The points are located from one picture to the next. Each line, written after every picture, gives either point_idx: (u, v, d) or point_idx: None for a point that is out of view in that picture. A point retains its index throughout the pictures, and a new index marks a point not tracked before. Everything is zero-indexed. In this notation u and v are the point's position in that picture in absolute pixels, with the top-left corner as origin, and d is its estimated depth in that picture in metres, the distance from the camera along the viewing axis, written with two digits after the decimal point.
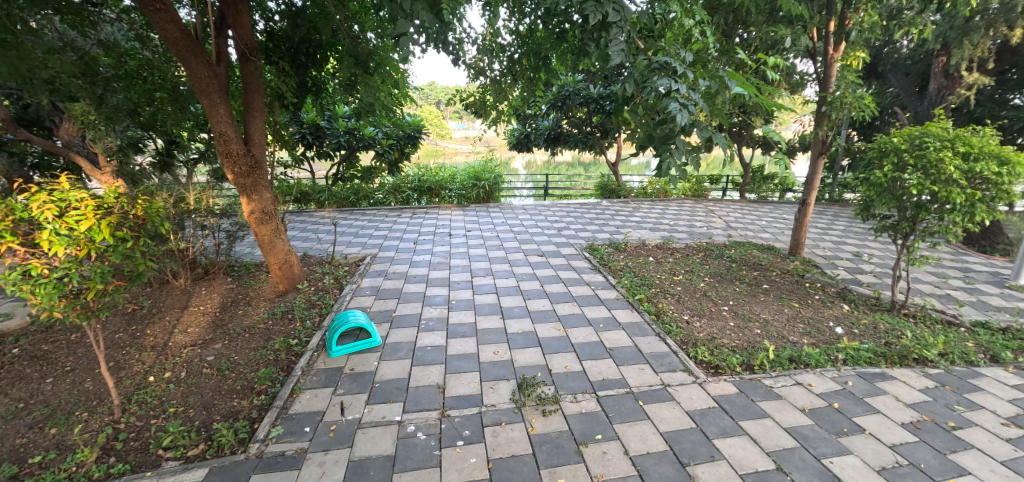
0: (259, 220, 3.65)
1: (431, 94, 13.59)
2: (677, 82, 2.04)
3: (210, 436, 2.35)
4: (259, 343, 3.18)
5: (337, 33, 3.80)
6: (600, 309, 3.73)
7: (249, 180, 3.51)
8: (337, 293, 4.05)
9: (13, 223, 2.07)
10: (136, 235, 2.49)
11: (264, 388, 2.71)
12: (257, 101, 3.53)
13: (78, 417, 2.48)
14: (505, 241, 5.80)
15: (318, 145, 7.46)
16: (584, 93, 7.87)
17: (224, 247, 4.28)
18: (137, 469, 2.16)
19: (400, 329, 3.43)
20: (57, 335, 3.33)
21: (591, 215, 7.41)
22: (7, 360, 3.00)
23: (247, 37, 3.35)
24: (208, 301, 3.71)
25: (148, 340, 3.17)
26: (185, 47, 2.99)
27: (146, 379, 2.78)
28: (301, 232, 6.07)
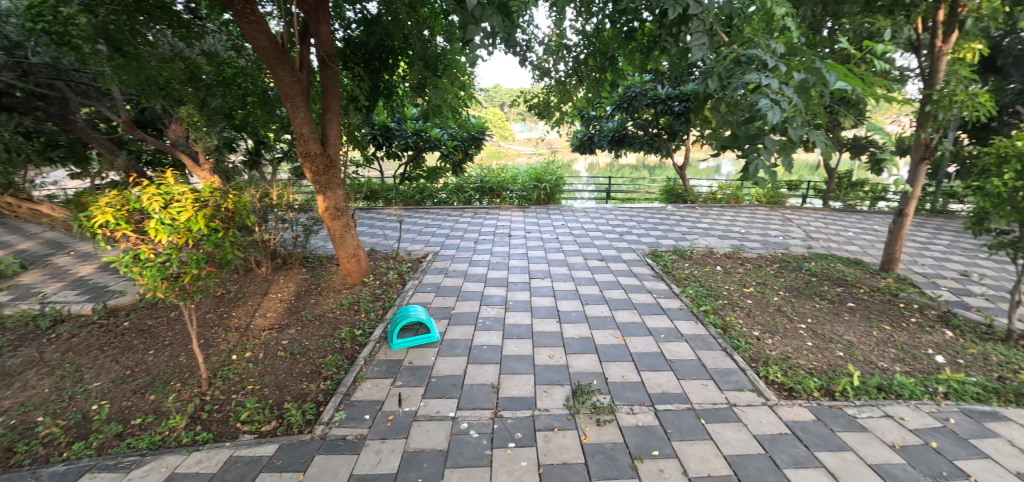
0: (332, 215, 3.88)
1: (496, 97, 13.81)
2: (768, 76, 1.92)
3: (281, 414, 2.53)
4: (328, 331, 3.38)
5: (408, 38, 3.96)
6: (661, 319, 3.57)
7: (325, 178, 3.74)
8: (399, 288, 4.21)
9: (127, 212, 2.36)
10: (226, 226, 2.76)
11: (330, 373, 2.88)
12: (335, 103, 3.76)
13: (173, 386, 2.77)
14: (564, 243, 5.74)
15: (388, 146, 7.84)
16: (651, 94, 7.62)
17: (301, 240, 4.58)
18: (219, 438, 2.37)
19: (457, 326, 3.51)
20: (160, 312, 3.75)
21: (654, 220, 7.15)
22: (120, 332, 3.43)
23: (327, 45, 3.58)
24: (285, 289, 4.01)
25: (234, 322, 3.48)
26: (273, 55, 3.26)
27: (230, 357, 3.05)
28: (370, 228, 6.39)
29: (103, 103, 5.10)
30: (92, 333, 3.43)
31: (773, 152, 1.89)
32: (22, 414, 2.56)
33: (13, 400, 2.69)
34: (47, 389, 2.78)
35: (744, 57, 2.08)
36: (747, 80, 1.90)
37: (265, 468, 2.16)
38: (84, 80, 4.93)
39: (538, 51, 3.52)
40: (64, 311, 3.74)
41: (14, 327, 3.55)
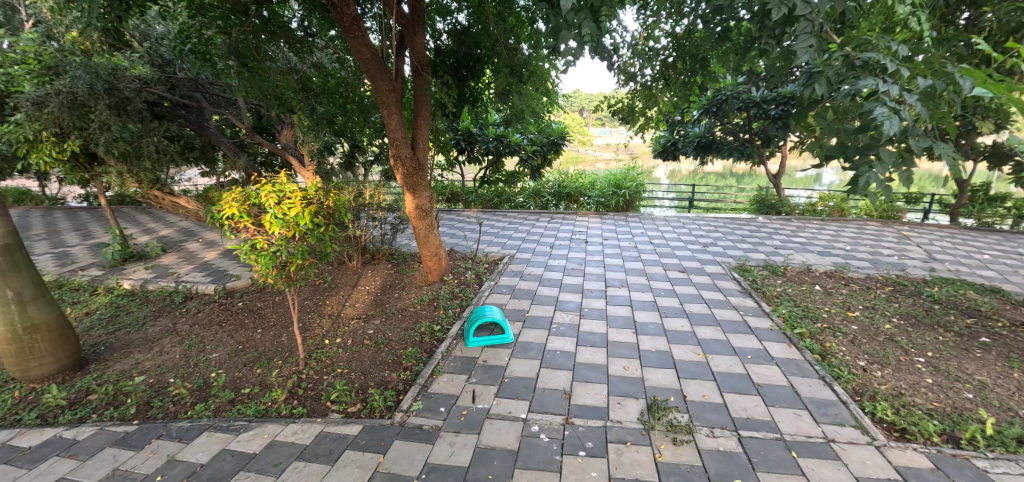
0: (418, 215, 4.10)
1: (575, 102, 13.75)
2: (887, 82, 1.75)
3: (365, 398, 2.73)
4: (409, 324, 3.59)
5: (495, 46, 4.09)
6: (749, 338, 3.33)
7: (413, 180, 3.97)
8: (476, 288, 4.35)
9: (249, 207, 2.69)
10: (327, 222, 3.04)
11: (410, 364, 3.05)
12: (425, 110, 3.98)
13: (276, 363, 3.10)
14: (642, 252, 5.56)
15: (470, 150, 8.14)
16: (743, 97, 7.11)
17: (388, 237, 4.89)
18: (311, 414, 2.61)
19: (531, 329, 3.54)
20: (267, 295, 4.21)
21: (743, 231, 6.68)
22: (236, 311, 3.91)
23: (421, 55, 3.80)
24: (372, 283, 4.31)
25: (327, 309, 3.82)
26: (373, 66, 3.54)
27: (323, 341, 3.34)
28: (450, 229, 6.68)
29: (231, 111, 5.84)
30: (214, 310, 3.94)
31: (888, 165, 1.71)
32: (158, 375, 3.01)
33: (152, 363, 3.17)
34: (178, 355, 3.24)
35: (859, 60, 1.91)
36: (858, 88, 1.75)
37: (350, 446, 2.34)
38: (216, 91, 5.68)
39: (625, 55, 3.45)
40: (193, 290, 4.35)
41: (156, 301, 4.19)
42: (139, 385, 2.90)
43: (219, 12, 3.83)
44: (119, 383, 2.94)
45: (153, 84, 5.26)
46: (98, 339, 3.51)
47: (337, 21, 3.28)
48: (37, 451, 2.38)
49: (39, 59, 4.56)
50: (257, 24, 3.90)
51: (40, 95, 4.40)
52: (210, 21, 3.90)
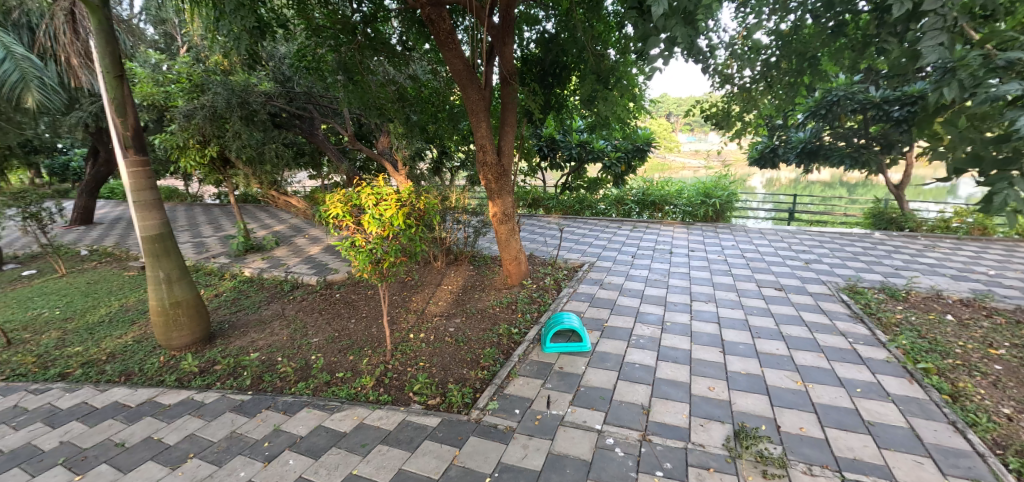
0: (501, 219, 4.21)
1: (663, 106, 13.21)
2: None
3: (444, 393, 2.86)
4: (488, 324, 3.70)
5: (582, 53, 4.10)
6: (859, 369, 2.96)
7: (497, 185, 4.10)
8: (555, 293, 4.36)
9: (351, 208, 2.94)
10: (416, 224, 3.24)
11: (487, 364, 3.14)
12: (511, 117, 4.08)
13: (366, 351, 3.36)
14: (733, 266, 5.20)
15: (552, 157, 8.18)
16: (859, 98, 6.34)
17: (471, 239, 5.08)
18: (395, 402, 2.79)
19: (610, 339, 3.47)
20: (361, 288, 4.59)
21: (854, 248, 5.96)
22: (335, 301, 4.30)
23: (509, 64, 3.91)
24: (455, 282, 4.51)
25: (413, 305, 4.06)
26: (465, 76, 3.72)
27: (408, 335, 3.56)
28: (531, 234, 6.77)
29: (336, 120, 6.44)
30: (315, 299, 4.37)
31: None
32: (269, 353, 3.41)
33: (265, 342, 3.59)
34: (285, 337, 3.64)
35: (1000, 61, 1.65)
36: (999, 94, 1.56)
37: (429, 436, 2.47)
38: (326, 103, 6.32)
39: (721, 56, 3.26)
40: (299, 280, 4.86)
41: (269, 288, 4.75)
42: (254, 360, 3.31)
43: (331, 32, 4.31)
44: (239, 357, 3.37)
45: (275, 98, 5.99)
46: (224, 318, 4.06)
47: (433, 36, 3.52)
48: (175, 408, 2.81)
49: (190, 79, 5.40)
50: (364, 43, 4.38)
51: (192, 110, 5.22)
52: (323, 41, 4.37)
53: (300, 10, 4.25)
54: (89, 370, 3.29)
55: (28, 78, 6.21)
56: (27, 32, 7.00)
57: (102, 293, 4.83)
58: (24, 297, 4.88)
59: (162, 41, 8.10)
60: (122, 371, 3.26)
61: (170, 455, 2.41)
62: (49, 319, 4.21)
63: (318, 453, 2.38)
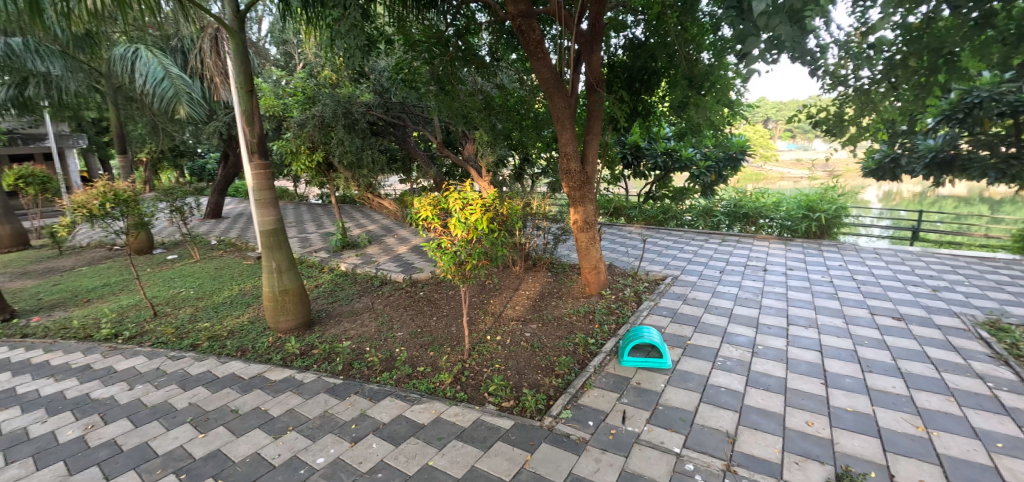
0: (581, 228, 4.18)
1: (761, 111, 12.28)
2: None
3: (518, 396, 2.89)
4: (564, 333, 3.68)
5: (673, 58, 3.96)
6: (1002, 421, 2.50)
7: (580, 193, 4.08)
8: (634, 306, 4.23)
9: (439, 211, 3.10)
10: (499, 229, 3.32)
11: (562, 372, 3.13)
12: (596, 124, 4.05)
13: (445, 349, 3.50)
14: (840, 288, 4.66)
15: (636, 164, 8.09)
16: (1009, 98, 5.32)
17: (550, 246, 5.09)
18: (470, 401, 2.87)
19: (693, 359, 3.29)
20: (444, 287, 4.80)
21: (998, 276, 5.06)
22: (419, 298, 4.54)
23: (597, 72, 3.89)
24: (532, 288, 4.55)
25: (491, 308, 4.16)
26: (552, 85, 3.77)
27: (485, 337, 3.65)
28: (611, 243, 6.63)
29: (427, 128, 6.84)
30: (401, 296, 4.65)
31: None
32: (359, 343, 3.69)
33: (356, 332, 3.89)
34: (374, 329, 3.92)
35: None
36: None
37: (502, 438, 2.51)
38: (418, 112, 6.73)
39: (833, 57, 2.96)
40: (387, 276, 5.20)
41: (361, 282, 5.14)
42: (346, 348, 3.60)
43: (426, 46, 4.54)
44: (333, 344, 3.69)
45: (375, 108, 6.50)
46: (322, 307, 4.47)
47: (523, 46, 3.63)
48: (279, 385, 3.14)
49: (304, 92, 6.05)
50: (455, 54, 4.63)
51: (305, 120, 5.82)
52: (419, 54, 4.64)
53: (400, 27, 4.50)
54: (214, 343, 3.80)
55: (180, 93, 7.38)
56: (181, 56, 8.35)
57: (226, 278, 5.56)
58: (168, 277, 5.76)
59: (283, 59, 9.17)
60: (239, 347, 3.72)
61: (274, 425, 2.70)
62: (186, 297, 4.94)
63: (398, 441, 2.53)
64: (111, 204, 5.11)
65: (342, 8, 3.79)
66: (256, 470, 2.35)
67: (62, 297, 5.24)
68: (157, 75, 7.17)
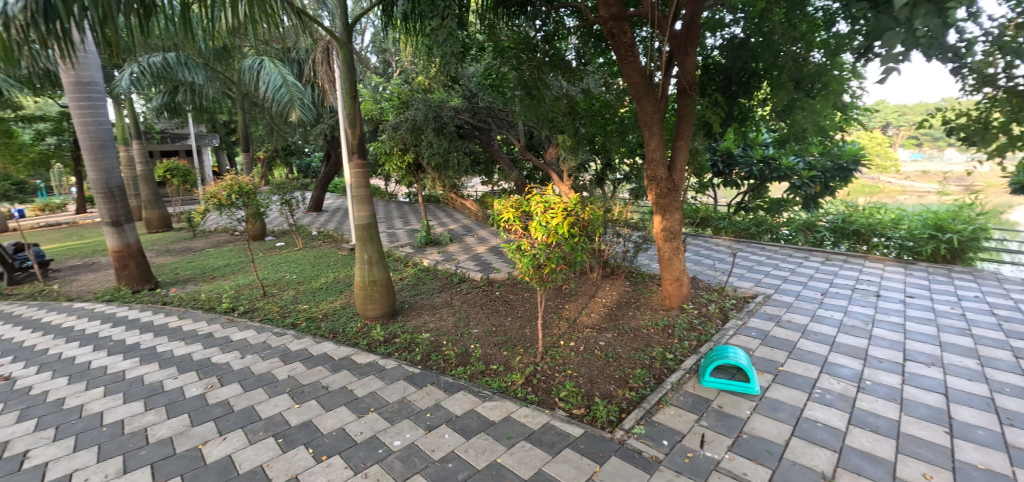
0: (665, 237, 4.00)
1: (880, 116, 10.90)
2: None
3: (589, 405, 2.83)
4: (640, 345, 3.55)
5: (777, 58, 3.69)
6: None
7: (665, 201, 3.92)
8: (719, 324, 3.96)
9: (521, 214, 3.15)
10: (581, 235, 3.23)
11: (637, 386, 3.01)
12: (687, 129, 3.87)
13: (518, 350, 3.54)
14: (976, 323, 3.97)
15: (727, 173, 7.71)
16: None
17: (630, 254, 4.94)
18: (541, 404, 2.87)
19: (785, 387, 3.00)
20: (519, 288, 4.86)
21: None
22: (495, 298, 4.63)
23: (690, 74, 3.72)
24: (609, 296, 4.45)
25: (565, 313, 4.13)
26: (641, 88, 3.67)
27: (558, 341, 3.63)
28: (696, 256, 6.27)
29: (511, 132, 6.99)
30: (479, 294, 4.78)
31: None
32: (437, 336, 3.84)
33: (434, 325, 4.07)
34: (451, 324, 4.07)
35: None
36: None
37: (570, 445, 2.47)
38: (503, 116, 6.88)
39: (979, 52, 2.55)
40: (466, 274, 5.38)
41: (441, 278, 5.36)
42: (425, 340, 3.77)
43: (514, 52, 4.66)
44: (414, 335, 3.88)
45: (462, 112, 6.77)
46: (405, 299, 4.73)
47: (613, 50, 3.59)
48: (364, 368, 3.36)
49: (399, 97, 6.52)
50: (543, 59, 4.68)
51: (399, 123, 6.26)
52: (507, 60, 4.74)
53: (491, 34, 4.70)
54: (311, 324, 4.18)
55: (294, 99, 8.22)
56: (296, 66, 9.38)
57: (324, 266, 6.10)
58: (276, 262, 6.45)
59: (382, 67, 9.88)
60: (331, 330, 4.05)
61: (358, 405, 2.90)
62: (289, 281, 5.49)
63: (469, 435, 2.59)
64: (236, 195, 5.84)
65: (440, 17, 3.96)
66: (340, 444, 2.53)
67: (194, 273, 6.08)
68: (276, 83, 8.07)
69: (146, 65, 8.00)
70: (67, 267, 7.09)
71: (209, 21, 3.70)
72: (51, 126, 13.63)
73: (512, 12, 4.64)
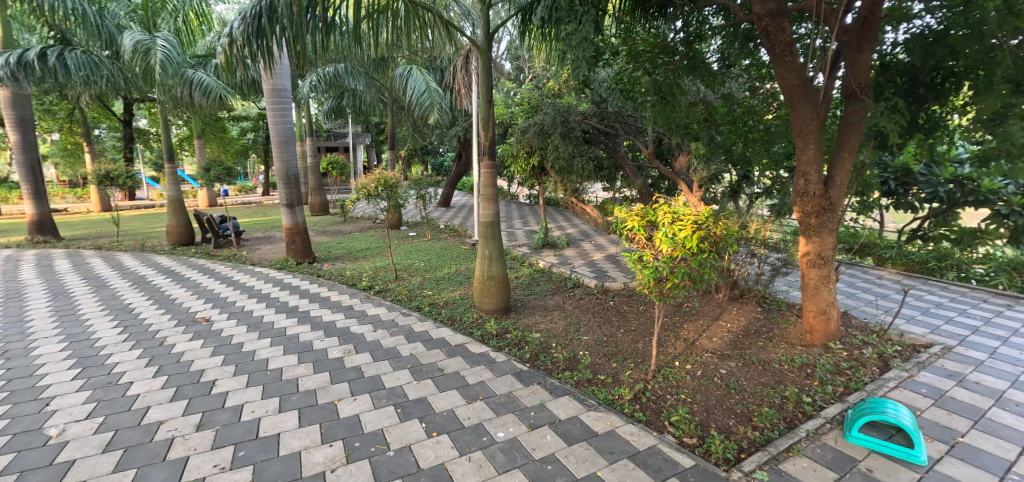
0: (812, 262, 3.51)
1: None
2: None
3: (703, 437, 2.60)
4: (770, 381, 3.15)
5: (988, 55, 2.98)
6: None
7: (816, 220, 3.42)
8: (876, 372, 3.33)
9: (645, 224, 3.01)
10: (711, 250, 2.96)
11: (762, 426, 2.68)
12: (853, 140, 3.33)
13: (628, 364, 3.39)
14: None
15: (901, 194, 6.47)
16: None
17: (765, 278, 4.42)
18: (648, 424, 2.71)
19: (965, 463, 2.41)
20: (634, 301, 4.67)
21: None
22: (608, 307, 4.51)
23: (861, 76, 3.21)
24: (735, 322, 4.04)
25: (683, 333, 3.85)
26: (798, 92, 3.27)
27: (672, 362, 3.40)
28: (850, 288, 5.38)
29: (638, 139, 6.77)
30: (592, 301, 4.71)
31: None
32: (547, 337, 3.88)
33: (544, 326, 4.11)
34: (562, 327, 4.07)
35: None
36: None
37: (678, 475, 2.29)
38: (632, 121, 6.69)
39: None
40: (580, 280, 5.34)
41: (556, 281, 5.40)
42: (535, 339, 3.83)
43: (649, 56, 4.48)
44: (524, 333, 3.96)
45: (590, 117, 6.74)
46: (519, 297, 4.85)
47: (767, 49, 3.26)
48: (476, 357, 3.53)
49: (530, 102, 6.91)
50: (681, 63, 4.47)
51: (528, 126, 6.51)
52: (640, 64, 4.58)
53: (626, 38, 4.60)
54: (433, 309, 4.53)
55: (434, 103, 9.00)
56: (439, 73, 10.28)
57: (448, 257, 6.57)
58: (408, 250, 7.13)
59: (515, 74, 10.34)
60: (449, 317, 4.34)
61: (468, 391, 3.05)
62: (418, 267, 6.03)
63: (571, 441, 2.55)
64: (381, 187, 6.61)
65: (577, 23, 3.99)
66: (449, 425, 2.69)
67: (343, 253, 7.02)
68: (421, 89, 8.93)
69: (321, 75, 9.55)
70: (254, 238, 8.70)
71: (373, 36, 4.24)
72: (252, 124, 16.94)
73: (651, 14, 4.54)
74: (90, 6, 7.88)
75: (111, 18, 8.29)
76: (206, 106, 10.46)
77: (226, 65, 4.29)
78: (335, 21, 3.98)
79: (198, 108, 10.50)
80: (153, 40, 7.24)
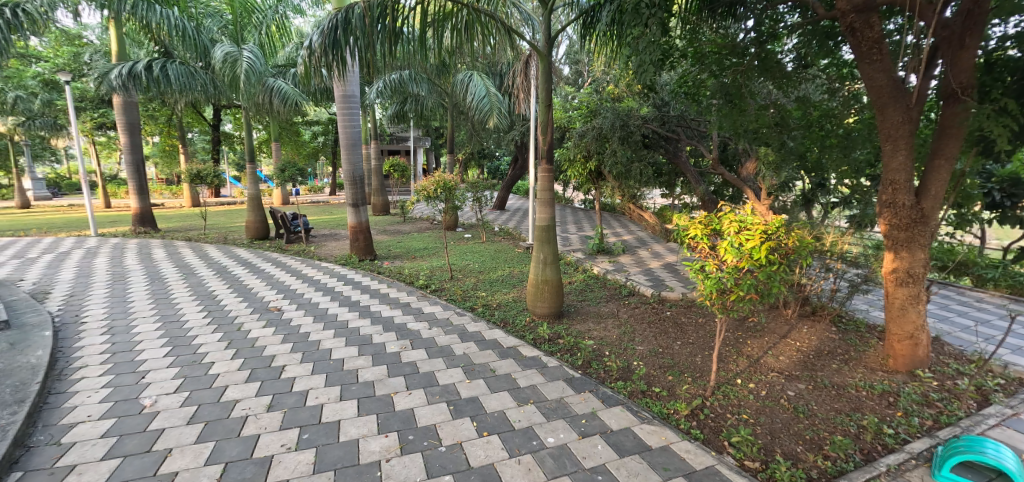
0: (899, 280, 3.19)
1: None
2: None
3: (767, 462, 2.44)
4: (845, 407, 2.90)
5: None
6: None
7: (905, 234, 3.12)
8: (974, 407, 2.96)
9: (709, 233, 2.88)
10: (781, 263, 2.78)
11: (834, 455, 2.47)
12: (952, 146, 3.00)
13: (685, 378, 3.26)
14: None
15: (1008, 207, 5.74)
16: None
17: (841, 295, 4.08)
18: (707, 443, 2.58)
19: None
20: (693, 312, 4.48)
21: None
22: (665, 317, 4.36)
23: (964, 75, 2.89)
24: (805, 340, 3.77)
25: (747, 350, 3.63)
26: (888, 93, 2.99)
27: (734, 379, 3.22)
28: (943, 311, 4.83)
29: (701, 144, 6.50)
30: (648, 310, 4.57)
31: None
32: (600, 345, 3.81)
33: (597, 334, 4.04)
34: (615, 336, 3.98)
35: None
36: None
37: None
38: (695, 126, 6.44)
39: None
40: (636, 288, 5.20)
41: (610, 288, 5.29)
42: (587, 346, 3.77)
43: (716, 57, 4.34)
44: (576, 339, 3.92)
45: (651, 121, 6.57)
46: (572, 303, 4.81)
47: (853, 48, 3.03)
48: (528, 360, 3.54)
49: (589, 106, 6.86)
50: (752, 64, 4.21)
51: (586, 131, 6.49)
52: (707, 66, 4.42)
53: (692, 39, 4.47)
54: (486, 310, 4.59)
55: (493, 107, 9.14)
56: (498, 78, 10.46)
57: (502, 260, 6.66)
58: (463, 251, 7.29)
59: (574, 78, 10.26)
60: (502, 319, 4.38)
61: (518, 394, 3.06)
62: (472, 269, 6.15)
63: (623, 453, 2.48)
64: (440, 189, 6.81)
65: (643, 26, 3.89)
66: (500, 426, 2.71)
67: (402, 251, 7.30)
68: (481, 93, 9.11)
69: (387, 81, 10.02)
70: (321, 235, 9.26)
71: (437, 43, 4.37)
72: (323, 128, 18.05)
73: (719, 14, 4.38)
74: (189, 21, 8.78)
75: (205, 32, 9.17)
76: (284, 111, 11.30)
77: (304, 73, 4.61)
78: (402, 30, 4.16)
79: (277, 113, 11.37)
80: (240, 52, 7.85)
